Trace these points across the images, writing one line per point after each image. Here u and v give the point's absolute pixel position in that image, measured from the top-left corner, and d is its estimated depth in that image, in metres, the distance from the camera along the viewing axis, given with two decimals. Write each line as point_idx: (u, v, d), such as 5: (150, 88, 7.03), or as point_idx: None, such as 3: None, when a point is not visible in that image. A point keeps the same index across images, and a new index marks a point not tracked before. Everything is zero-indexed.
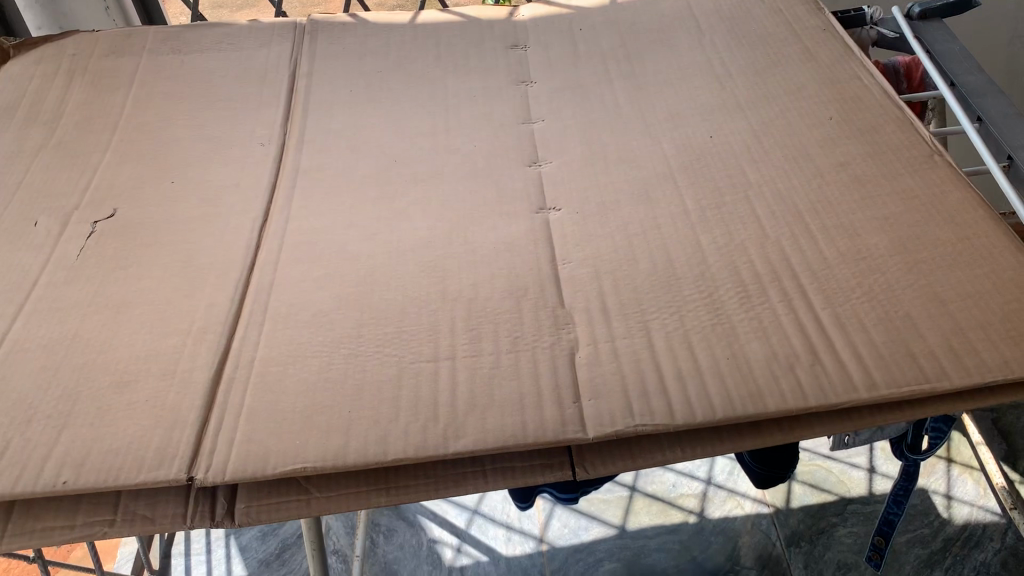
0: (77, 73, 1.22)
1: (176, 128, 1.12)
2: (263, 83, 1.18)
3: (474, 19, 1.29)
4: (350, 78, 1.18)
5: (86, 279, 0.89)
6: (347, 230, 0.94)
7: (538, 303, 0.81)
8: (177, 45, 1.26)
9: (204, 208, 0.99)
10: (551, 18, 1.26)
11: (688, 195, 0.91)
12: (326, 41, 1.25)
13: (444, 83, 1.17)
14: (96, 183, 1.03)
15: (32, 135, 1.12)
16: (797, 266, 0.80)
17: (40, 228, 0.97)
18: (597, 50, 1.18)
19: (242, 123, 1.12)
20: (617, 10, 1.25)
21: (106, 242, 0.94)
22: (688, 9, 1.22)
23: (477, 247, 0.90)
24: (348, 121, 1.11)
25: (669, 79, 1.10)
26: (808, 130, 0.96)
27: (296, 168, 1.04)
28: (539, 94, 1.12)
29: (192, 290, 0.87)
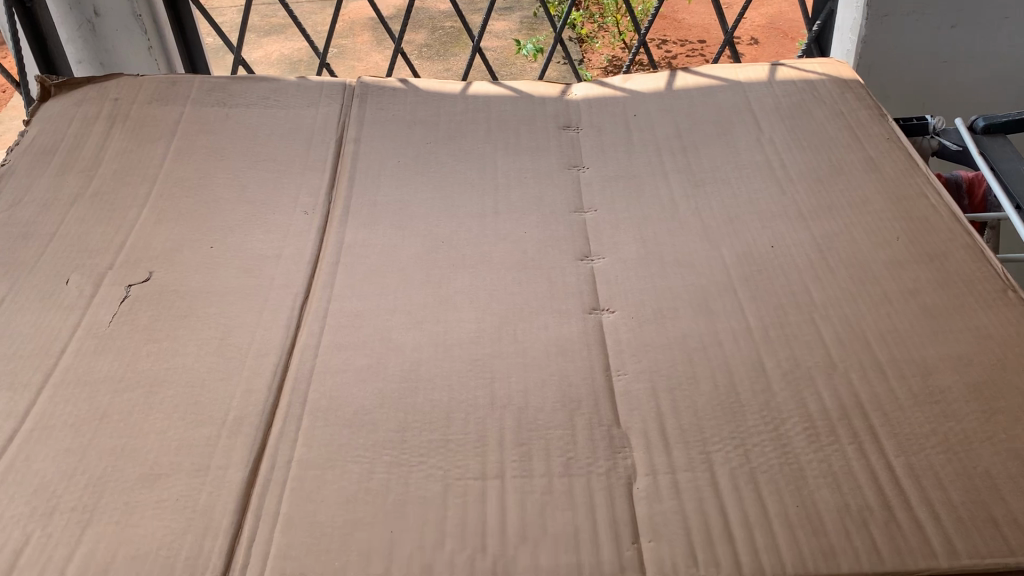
0: (118, 119, 1.19)
1: (217, 187, 1.08)
2: (309, 145, 1.15)
3: (526, 94, 1.26)
4: (398, 148, 1.15)
5: (118, 351, 0.86)
6: (391, 316, 0.90)
7: (592, 419, 0.77)
8: (222, 97, 1.23)
9: (243, 278, 0.95)
10: (605, 99, 1.24)
11: (749, 309, 0.87)
12: (375, 106, 1.22)
13: (494, 161, 1.13)
14: (132, 242, 1.00)
15: (68, 183, 1.09)
16: (867, 403, 0.76)
17: (71, 287, 0.94)
18: (652, 138, 1.15)
19: (285, 188, 1.09)
20: (673, 96, 1.22)
21: (140, 310, 0.91)
22: (747, 102, 1.19)
23: (526, 348, 0.85)
24: (394, 195, 1.08)
25: (728, 177, 1.06)
26: (875, 249, 0.93)
27: (339, 243, 1.00)
28: (592, 181, 1.09)
29: (227, 373, 0.83)
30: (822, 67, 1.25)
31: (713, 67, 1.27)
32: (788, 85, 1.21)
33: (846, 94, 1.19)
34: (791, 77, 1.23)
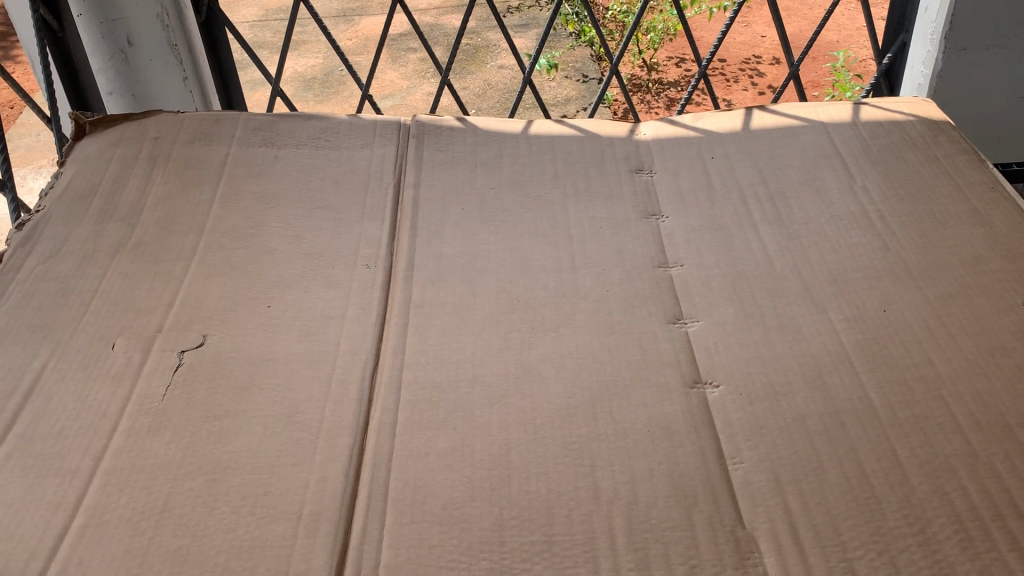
0: (160, 161, 1.11)
1: (270, 237, 1.01)
2: (366, 191, 1.08)
3: (592, 133, 1.19)
4: (462, 193, 1.07)
5: (174, 430, 0.78)
6: (471, 388, 0.82)
7: (713, 519, 0.69)
8: (269, 137, 1.16)
9: (305, 343, 0.87)
10: (678, 140, 1.16)
11: (870, 385, 0.79)
12: (432, 148, 1.15)
13: (565, 208, 1.06)
14: (182, 300, 0.92)
15: (108, 232, 1.01)
16: (1020, 502, 0.68)
17: (118, 353, 0.86)
18: (733, 184, 1.08)
19: (343, 238, 1.01)
20: (750, 137, 1.15)
21: (195, 381, 0.83)
22: (833, 145, 1.12)
23: (625, 429, 0.77)
24: (460, 246, 1.00)
25: (823, 229, 0.99)
26: (998, 316, 0.85)
27: (407, 301, 0.92)
28: (673, 231, 1.01)
29: (298, 457, 0.75)
30: (908, 106, 1.18)
31: (792, 107, 1.20)
32: (875, 127, 1.14)
33: (939, 137, 1.11)
34: (877, 117, 1.16)
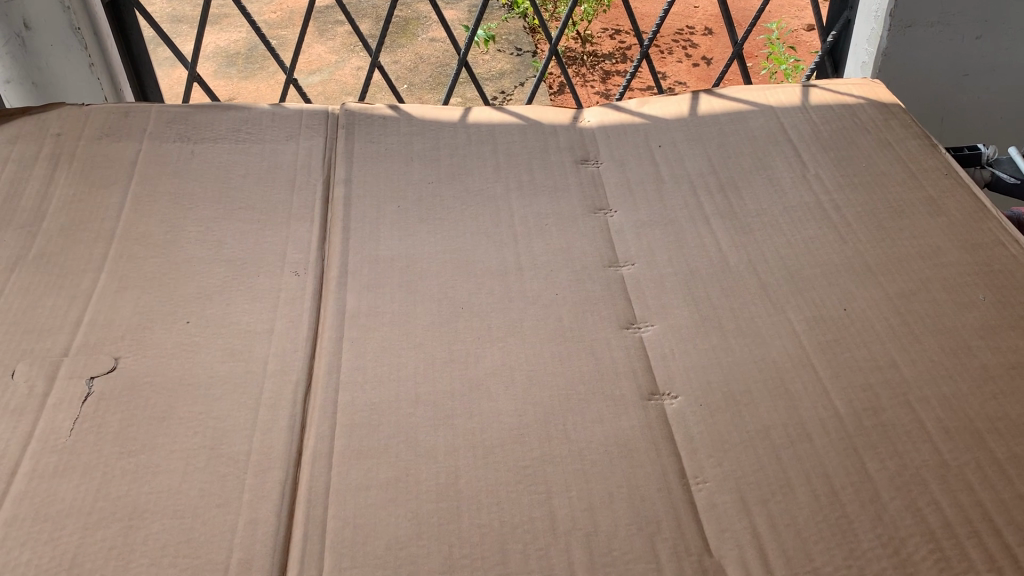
0: (63, 159, 1.02)
1: (188, 244, 0.92)
2: (292, 189, 1.00)
3: (534, 121, 1.13)
4: (397, 190, 1.01)
5: (84, 470, 0.70)
6: (415, 409, 0.76)
7: (679, 547, 0.64)
8: (184, 130, 1.07)
9: (230, 363, 0.80)
10: (623, 127, 1.11)
11: (834, 392, 0.76)
12: (364, 139, 1.08)
13: (508, 203, 1.00)
14: (91, 319, 0.83)
15: (5, 243, 0.91)
16: (995, 516, 0.65)
17: (17, 382, 0.77)
18: (683, 175, 1.03)
19: (270, 242, 0.93)
20: (699, 123, 1.11)
21: (108, 411, 0.75)
22: (783, 130, 1.08)
23: (581, 449, 0.72)
24: (398, 249, 0.93)
25: (778, 222, 0.95)
26: (960, 312, 0.82)
27: (341, 312, 0.85)
28: (623, 227, 0.96)
29: (224, 497, 0.68)
30: (858, 89, 1.14)
31: (740, 90, 1.16)
32: (825, 111, 1.10)
33: (890, 121, 1.08)
34: (827, 100, 1.12)
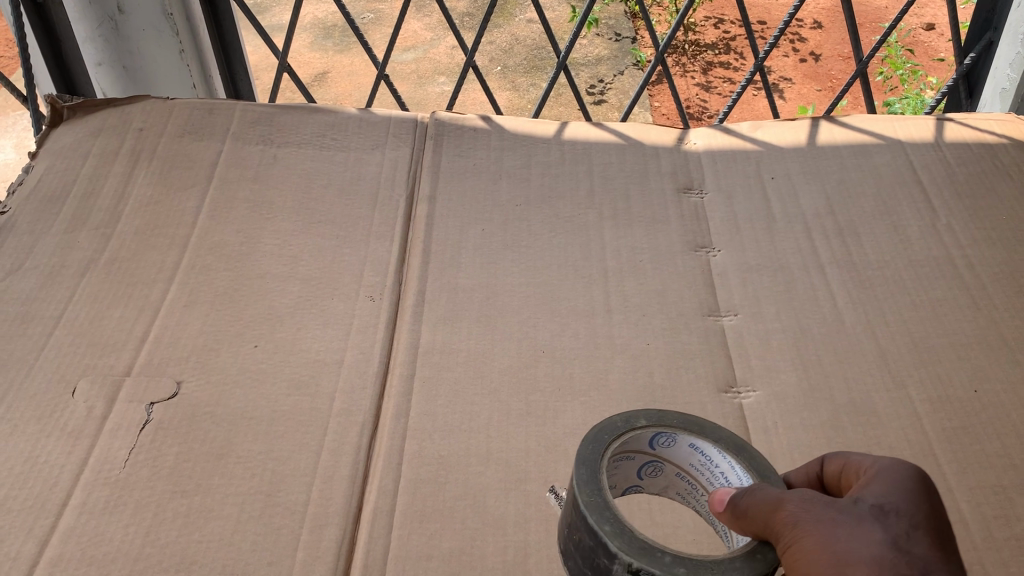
0: (144, 157, 0.99)
1: (263, 258, 0.88)
2: (374, 204, 0.95)
3: (635, 140, 1.05)
4: (483, 211, 0.94)
5: (135, 509, 0.66)
6: (485, 467, 0.70)
7: None
8: (268, 133, 1.03)
9: (295, 397, 0.75)
10: (732, 153, 1.02)
11: (958, 491, 0.67)
12: (452, 152, 1.02)
13: (600, 233, 0.92)
14: (156, 335, 0.80)
15: (79, 244, 0.88)
16: None
17: (77, 401, 0.73)
18: (796, 214, 0.94)
19: (347, 261, 0.88)
20: (816, 155, 1.01)
21: (164, 442, 0.71)
22: (911, 171, 0.98)
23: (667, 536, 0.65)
24: (479, 277, 0.87)
25: (901, 279, 0.85)
26: None
27: (415, 346, 0.80)
28: (726, 270, 0.88)
29: (277, 555, 0.63)
30: (999, 126, 1.03)
31: (863, 120, 1.06)
32: (961, 150, 0.99)
33: None
34: (963, 137, 1.02)
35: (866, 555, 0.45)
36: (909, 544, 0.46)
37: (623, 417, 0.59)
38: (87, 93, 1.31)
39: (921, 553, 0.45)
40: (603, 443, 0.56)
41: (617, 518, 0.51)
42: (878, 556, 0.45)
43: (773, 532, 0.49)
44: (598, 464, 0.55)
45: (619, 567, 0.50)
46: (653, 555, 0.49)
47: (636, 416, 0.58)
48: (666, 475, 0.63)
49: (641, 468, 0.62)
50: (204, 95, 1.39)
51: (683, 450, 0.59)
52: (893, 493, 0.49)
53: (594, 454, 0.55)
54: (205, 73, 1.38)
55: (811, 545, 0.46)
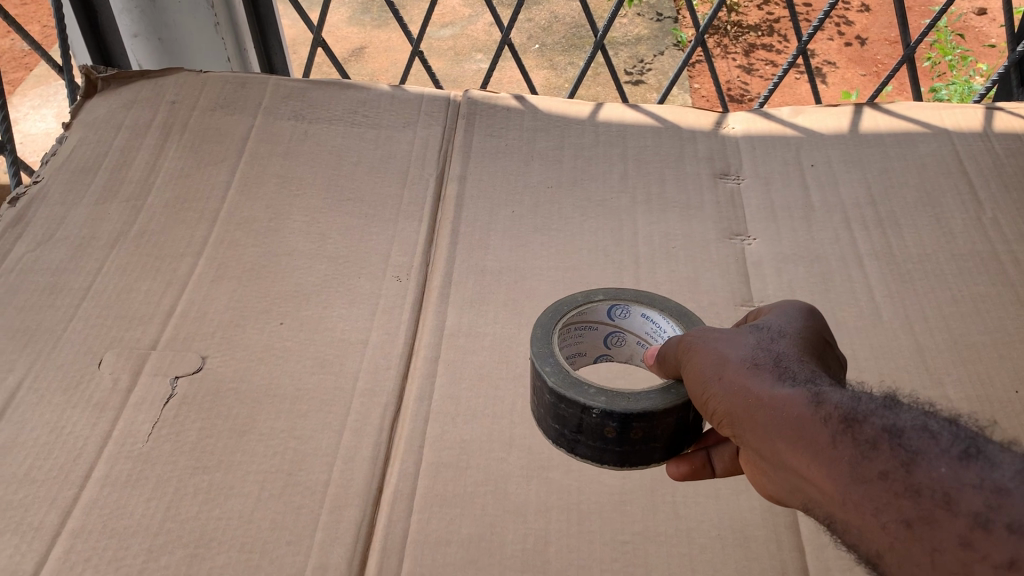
0: (175, 131, 0.99)
1: (292, 234, 0.87)
2: (404, 183, 0.94)
3: (671, 123, 1.03)
4: (514, 193, 0.93)
5: (157, 483, 0.66)
6: (507, 454, 0.69)
7: None
8: (300, 109, 1.02)
9: (319, 375, 0.74)
10: (771, 138, 1.00)
11: None
12: (484, 132, 1.00)
13: (632, 217, 0.91)
14: (183, 309, 0.79)
15: (109, 216, 0.88)
16: None
17: (103, 373, 0.73)
18: (835, 203, 0.91)
19: (375, 239, 0.87)
20: (858, 142, 0.98)
21: (188, 417, 0.70)
22: (957, 161, 0.95)
23: (691, 530, 0.64)
24: (507, 260, 0.86)
25: (943, 273, 0.83)
26: None
27: (440, 329, 0.79)
28: (761, 259, 0.86)
29: (295, 534, 0.63)
30: None
31: (909, 107, 1.02)
32: (1010, 141, 0.96)
33: None
34: (1014, 128, 0.98)
35: (735, 354, 0.54)
36: (775, 346, 0.54)
37: (584, 293, 0.69)
38: (123, 67, 1.32)
39: (783, 349, 0.53)
40: (560, 311, 0.67)
41: (559, 363, 0.61)
42: (743, 354, 0.53)
43: (678, 362, 0.58)
44: (552, 327, 0.65)
45: (558, 399, 0.60)
46: (580, 388, 0.59)
47: (594, 293, 0.69)
48: (630, 345, 0.73)
49: (607, 337, 0.72)
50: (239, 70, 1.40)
51: (636, 319, 0.69)
52: (777, 320, 0.57)
53: (549, 317, 0.66)
54: (240, 47, 1.38)
55: (695, 353, 0.56)
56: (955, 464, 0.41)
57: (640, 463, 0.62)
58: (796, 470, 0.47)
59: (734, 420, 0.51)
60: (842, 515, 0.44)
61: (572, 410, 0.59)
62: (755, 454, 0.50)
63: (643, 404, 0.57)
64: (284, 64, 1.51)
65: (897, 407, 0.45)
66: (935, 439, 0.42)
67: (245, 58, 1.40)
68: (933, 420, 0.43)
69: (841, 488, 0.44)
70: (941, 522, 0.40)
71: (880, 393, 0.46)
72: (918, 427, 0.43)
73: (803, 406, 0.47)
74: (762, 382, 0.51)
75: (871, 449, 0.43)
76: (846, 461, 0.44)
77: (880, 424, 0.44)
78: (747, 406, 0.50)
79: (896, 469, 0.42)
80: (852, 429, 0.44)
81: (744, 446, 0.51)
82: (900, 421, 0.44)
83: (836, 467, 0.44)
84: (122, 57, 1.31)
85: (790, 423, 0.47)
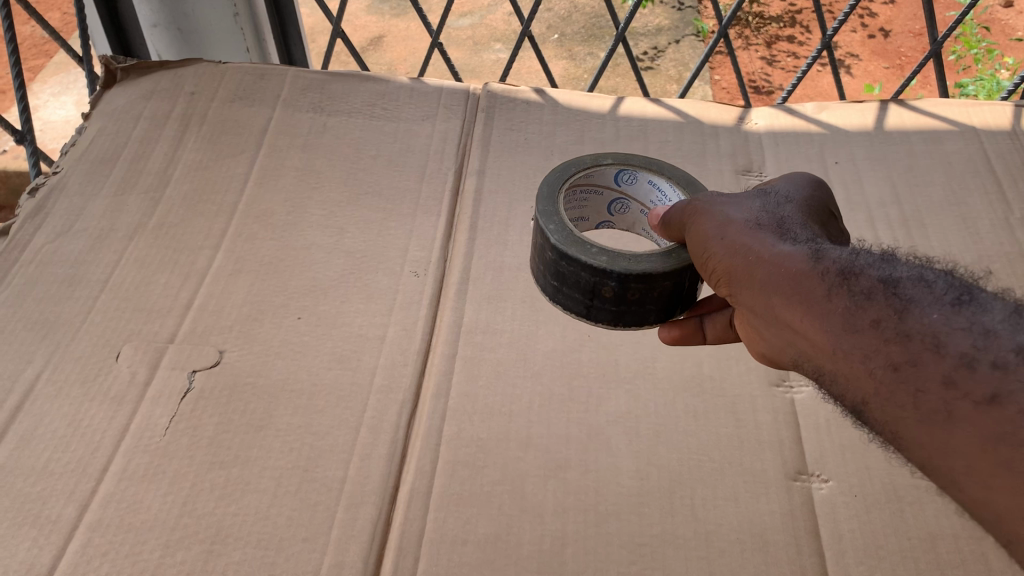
0: (194, 122, 0.98)
1: (310, 228, 0.87)
2: (423, 176, 0.93)
3: (693, 118, 1.02)
4: (534, 188, 0.92)
5: (174, 478, 0.66)
6: (524, 453, 0.68)
7: None
8: (319, 101, 1.02)
9: (336, 371, 0.74)
10: (794, 134, 0.98)
11: None
12: (504, 126, 1.00)
13: None
14: (201, 302, 0.79)
15: (128, 207, 0.88)
16: None
17: (121, 366, 0.73)
18: (859, 200, 0.90)
19: (394, 234, 0.87)
20: (884, 140, 0.97)
21: (205, 411, 0.70)
22: (984, 160, 0.93)
23: (709, 533, 0.63)
24: (526, 256, 0.85)
25: (969, 274, 0.81)
26: None
27: (457, 325, 0.78)
28: None
29: (311, 531, 0.63)
30: None
31: (937, 104, 1.01)
32: None
33: None
34: None
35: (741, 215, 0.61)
36: (779, 212, 0.62)
37: (593, 160, 0.76)
38: (141, 56, 1.32)
39: (787, 215, 0.61)
40: (567, 174, 0.73)
41: (562, 223, 0.68)
42: (749, 218, 0.61)
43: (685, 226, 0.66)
44: (559, 188, 0.72)
45: (560, 257, 0.66)
46: (583, 247, 0.65)
47: (603, 159, 0.76)
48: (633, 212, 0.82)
49: (612, 205, 0.81)
50: (258, 61, 1.39)
51: (642, 187, 0.77)
52: (784, 189, 0.65)
53: (556, 179, 0.72)
54: (259, 38, 1.38)
55: (703, 212, 0.63)
56: (945, 312, 0.48)
57: (633, 322, 0.69)
58: (792, 320, 0.55)
59: (733, 275, 0.59)
60: (831, 359, 0.52)
61: (573, 267, 0.66)
62: (751, 308, 0.59)
63: (643, 267, 0.63)
64: (303, 54, 1.50)
65: (891, 263, 0.52)
66: (928, 288, 0.50)
67: (264, 50, 1.40)
68: (926, 272, 0.51)
69: (834, 332, 0.52)
70: (925, 360, 0.47)
71: (876, 251, 0.54)
72: (913, 281, 0.51)
73: (804, 262, 0.55)
74: (765, 241, 0.59)
75: (865, 298, 0.51)
76: (841, 310, 0.51)
77: (877, 277, 0.51)
78: (752, 264, 0.58)
79: (887, 317, 0.49)
80: (849, 281, 0.52)
81: (740, 300, 0.60)
82: (896, 273, 0.51)
83: (832, 315, 0.52)
84: (142, 47, 1.32)
85: (790, 277, 0.55)
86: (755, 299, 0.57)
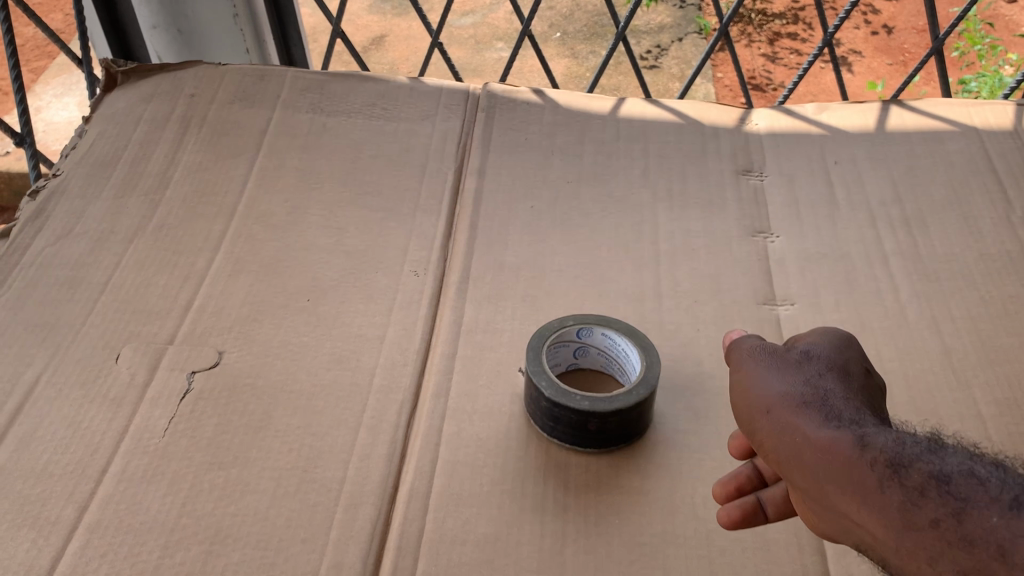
0: (194, 124, 0.98)
1: (310, 229, 0.87)
2: (422, 176, 0.93)
3: (694, 120, 1.02)
4: (534, 188, 0.92)
5: (173, 479, 0.66)
6: (524, 453, 0.68)
7: None
8: (318, 102, 1.02)
9: (336, 371, 0.74)
10: (794, 134, 0.98)
11: None
12: (504, 126, 0.99)
13: (653, 213, 0.89)
14: (201, 303, 0.79)
15: (128, 209, 0.88)
16: None
17: (120, 367, 0.73)
18: (860, 200, 0.90)
19: (394, 234, 0.87)
20: (885, 140, 0.97)
21: (204, 413, 0.70)
22: (986, 159, 0.93)
23: (709, 533, 0.63)
24: (526, 256, 0.85)
25: (971, 273, 0.81)
26: None
27: (457, 325, 0.78)
28: (784, 256, 0.84)
29: (310, 532, 0.63)
30: None
31: (938, 104, 1.00)
32: None
33: None
34: None
35: (781, 393, 0.55)
36: (823, 382, 0.55)
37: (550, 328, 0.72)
38: (141, 59, 1.32)
39: (832, 386, 0.55)
40: (539, 342, 0.70)
41: (557, 423, 0.67)
42: (787, 391, 0.55)
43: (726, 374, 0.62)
44: (542, 371, 0.68)
45: (563, 427, 0.67)
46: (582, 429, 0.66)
47: (562, 321, 0.72)
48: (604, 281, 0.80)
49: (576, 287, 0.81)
50: (258, 63, 1.39)
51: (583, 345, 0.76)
52: (822, 347, 0.59)
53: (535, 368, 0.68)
54: (260, 40, 1.38)
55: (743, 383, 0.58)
56: (1006, 514, 0.40)
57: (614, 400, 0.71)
58: (845, 510, 0.47)
59: (781, 458, 0.52)
60: (889, 557, 0.45)
61: (578, 428, 0.66)
62: (806, 494, 0.51)
63: (626, 401, 0.65)
64: (303, 56, 1.50)
65: (942, 452, 0.45)
66: (982, 483, 0.42)
67: (264, 52, 1.40)
68: (980, 466, 0.43)
69: (894, 531, 0.44)
70: (992, 570, 0.39)
71: (925, 437, 0.47)
72: (965, 472, 0.43)
73: (850, 449, 0.48)
74: (807, 421, 0.52)
75: (919, 494, 0.43)
76: (894, 506, 0.44)
77: (929, 470, 0.44)
78: (798, 449, 0.51)
79: (947, 517, 0.42)
80: (901, 474, 0.44)
81: (800, 489, 0.51)
82: (948, 467, 0.44)
83: (885, 511, 0.44)
84: (143, 50, 1.32)
85: (840, 464, 0.48)
86: (806, 483, 0.50)
